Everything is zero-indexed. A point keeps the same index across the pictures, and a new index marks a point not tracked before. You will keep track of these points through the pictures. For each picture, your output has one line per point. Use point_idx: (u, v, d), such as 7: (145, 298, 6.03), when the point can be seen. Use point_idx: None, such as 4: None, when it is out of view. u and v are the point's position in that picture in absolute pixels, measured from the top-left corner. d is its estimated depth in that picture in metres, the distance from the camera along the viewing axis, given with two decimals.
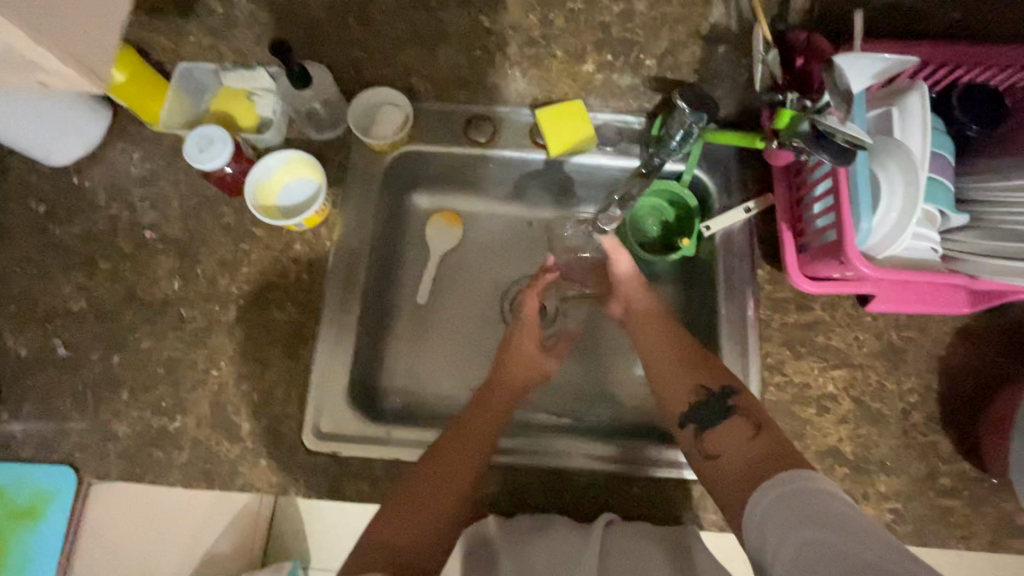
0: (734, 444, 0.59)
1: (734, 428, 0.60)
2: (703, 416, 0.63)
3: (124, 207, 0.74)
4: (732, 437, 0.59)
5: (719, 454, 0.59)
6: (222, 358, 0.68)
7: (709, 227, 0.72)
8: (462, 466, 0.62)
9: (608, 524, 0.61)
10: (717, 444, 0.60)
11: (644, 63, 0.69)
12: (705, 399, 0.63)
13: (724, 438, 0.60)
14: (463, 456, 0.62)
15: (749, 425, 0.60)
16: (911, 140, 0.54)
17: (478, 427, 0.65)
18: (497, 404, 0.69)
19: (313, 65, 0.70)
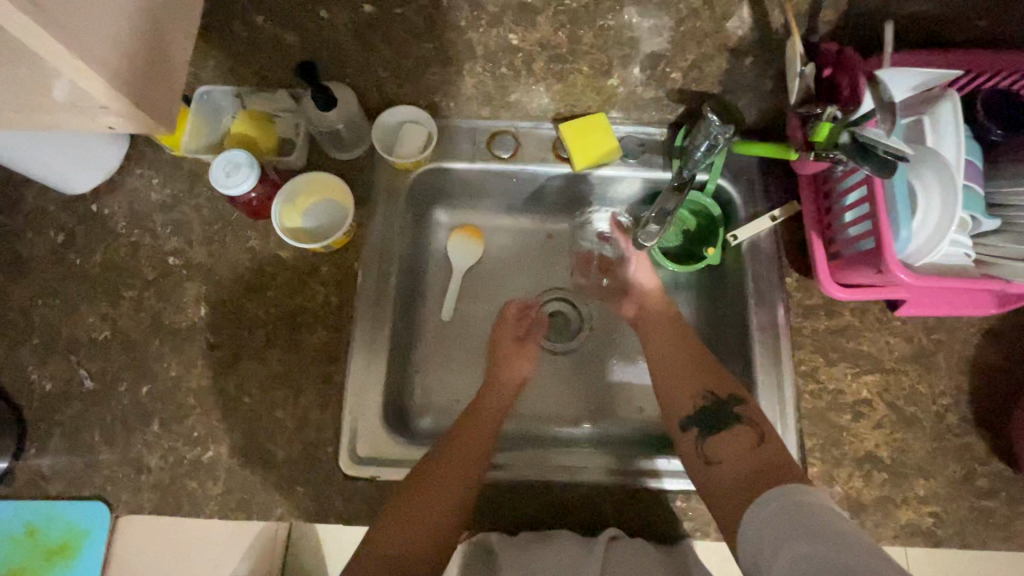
0: (738, 452, 0.60)
1: (740, 437, 0.62)
2: (709, 421, 0.64)
3: (146, 234, 0.72)
4: (737, 447, 0.61)
5: (720, 463, 0.61)
6: (252, 384, 0.67)
7: (736, 236, 0.73)
8: (456, 475, 0.63)
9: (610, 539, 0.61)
10: (717, 451, 0.61)
11: (670, 76, 0.68)
12: (709, 405, 0.65)
13: (726, 448, 0.61)
14: (455, 467, 0.63)
15: (755, 433, 0.61)
16: (945, 148, 0.55)
17: (468, 437, 0.67)
18: (488, 416, 0.70)
19: (337, 86, 0.69)
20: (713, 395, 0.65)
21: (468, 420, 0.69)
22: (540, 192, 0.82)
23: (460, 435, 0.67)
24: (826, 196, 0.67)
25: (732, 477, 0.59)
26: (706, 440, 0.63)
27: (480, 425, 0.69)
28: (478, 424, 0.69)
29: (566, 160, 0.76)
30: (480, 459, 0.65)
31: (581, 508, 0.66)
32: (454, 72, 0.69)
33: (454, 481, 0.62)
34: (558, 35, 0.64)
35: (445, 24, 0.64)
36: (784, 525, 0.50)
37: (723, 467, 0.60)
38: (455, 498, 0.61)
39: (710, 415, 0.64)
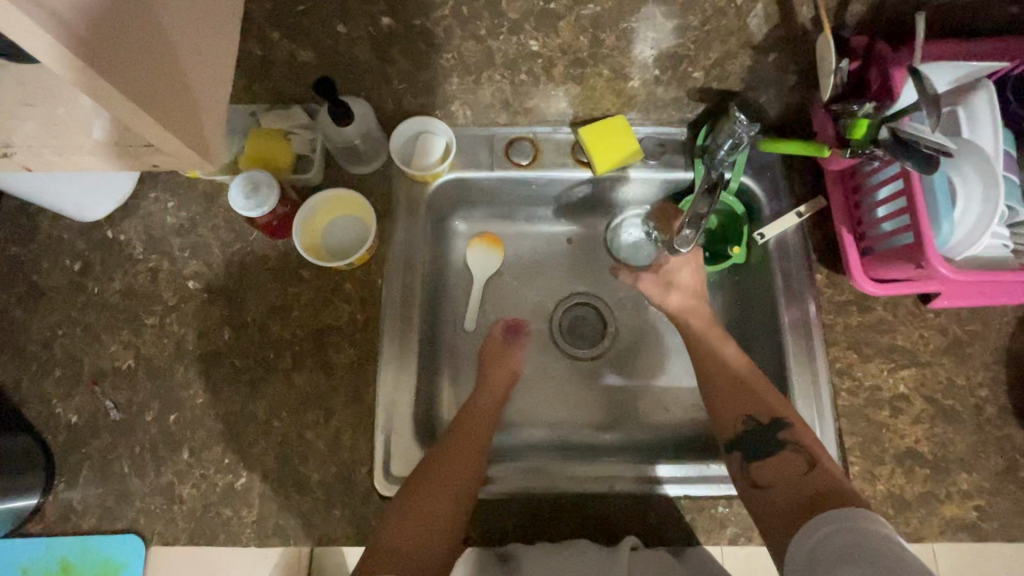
0: (790, 478, 0.59)
1: (787, 464, 0.60)
2: (749, 447, 0.62)
3: (164, 258, 0.71)
4: (785, 474, 0.59)
5: (770, 488, 0.59)
6: (281, 407, 0.66)
7: (763, 233, 0.72)
8: (456, 470, 0.63)
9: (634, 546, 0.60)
10: (771, 479, 0.59)
11: (691, 76, 0.68)
12: (751, 430, 0.63)
13: (775, 473, 0.60)
14: (452, 467, 0.63)
15: (802, 462, 0.59)
16: (981, 140, 0.55)
17: (464, 437, 0.66)
18: (483, 413, 0.70)
19: (353, 99, 0.68)
20: (753, 419, 0.63)
21: (462, 420, 0.69)
22: (561, 197, 0.80)
23: (455, 434, 0.66)
24: (854, 190, 0.67)
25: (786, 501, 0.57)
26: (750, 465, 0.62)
27: (476, 423, 0.69)
28: (473, 423, 0.69)
29: (587, 164, 0.75)
30: (475, 459, 0.65)
31: (581, 505, 0.66)
32: (474, 82, 0.69)
33: (452, 481, 0.62)
34: (580, 40, 0.64)
35: (464, 33, 0.63)
36: (836, 553, 0.49)
37: (775, 493, 0.58)
38: (453, 498, 0.61)
39: (750, 440, 0.63)
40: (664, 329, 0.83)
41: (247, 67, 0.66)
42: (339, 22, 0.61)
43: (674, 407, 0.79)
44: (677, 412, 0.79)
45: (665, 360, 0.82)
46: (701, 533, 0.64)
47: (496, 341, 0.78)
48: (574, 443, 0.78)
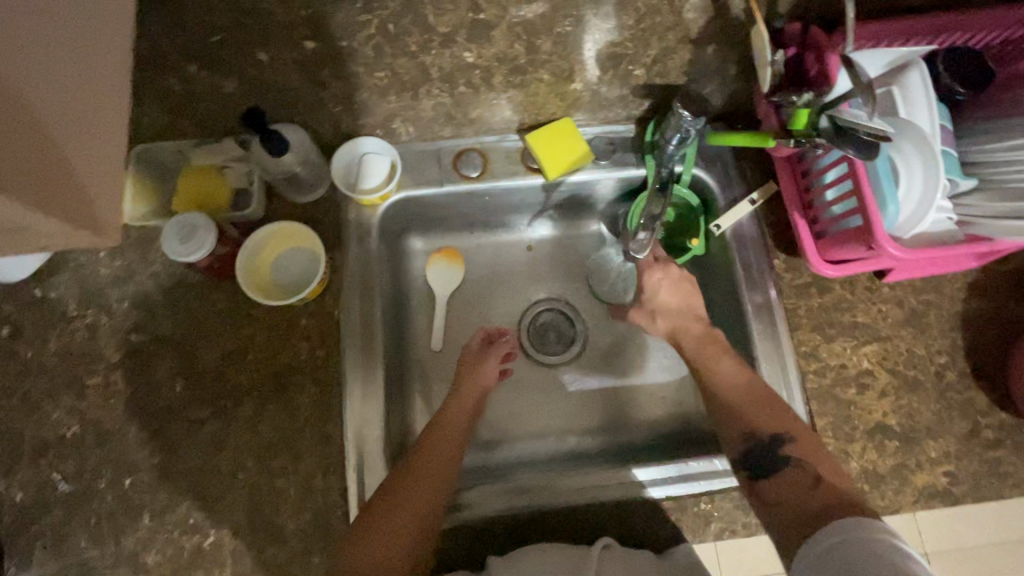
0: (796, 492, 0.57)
1: (793, 477, 0.58)
2: (756, 463, 0.60)
3: (102, 313, 0.67)
4: (792, 489, 0.57)
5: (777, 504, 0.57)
6: (246, 457, 0.63)
7: (719, 224, 0.72)
8: (427, 481, 0.61)
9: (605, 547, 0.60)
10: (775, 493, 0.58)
11: (633, 74, 0.68)
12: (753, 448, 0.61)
13: (781, 488, 0.58)
14: (410, 501, 0.60)
15: (810, 474, 0.58)
16: (917, 118, 0.56)
17: (422, 467, 0.62)
18: (449, 436, 0.66)
19: (285, 126, 0.65)
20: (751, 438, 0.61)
21: (422, 445, 0.65)
22: (516, 206, 0.79)
23: (413, 465, 0.62)
24: (803, 175, 0.67)
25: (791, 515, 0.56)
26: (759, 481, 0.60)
27: (440, 448, 0.65)
28: (435, 449, 0.65)
29: (537, 171, 0.72)
30: (436, 491, 0.61)
31: (565, 519, 0.65)
32: (412, 97, 0.68)
33: (406, 519, 0.59)
34: (515, 46, 0.66)
35: (394, 50, 0.65)
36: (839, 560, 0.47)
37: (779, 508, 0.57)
38: (408, 535, 0.58)
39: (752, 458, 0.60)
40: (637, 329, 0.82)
41: None
42: (261, 51, 0.64)
43: (650, 405, 0.79)
44: (654, 410, 0.79)
45: (638, 357, 0.82)
46: (685, 529, 0.64)
47: (472, 351, 0.75)
48: (556, 454, 0.77)
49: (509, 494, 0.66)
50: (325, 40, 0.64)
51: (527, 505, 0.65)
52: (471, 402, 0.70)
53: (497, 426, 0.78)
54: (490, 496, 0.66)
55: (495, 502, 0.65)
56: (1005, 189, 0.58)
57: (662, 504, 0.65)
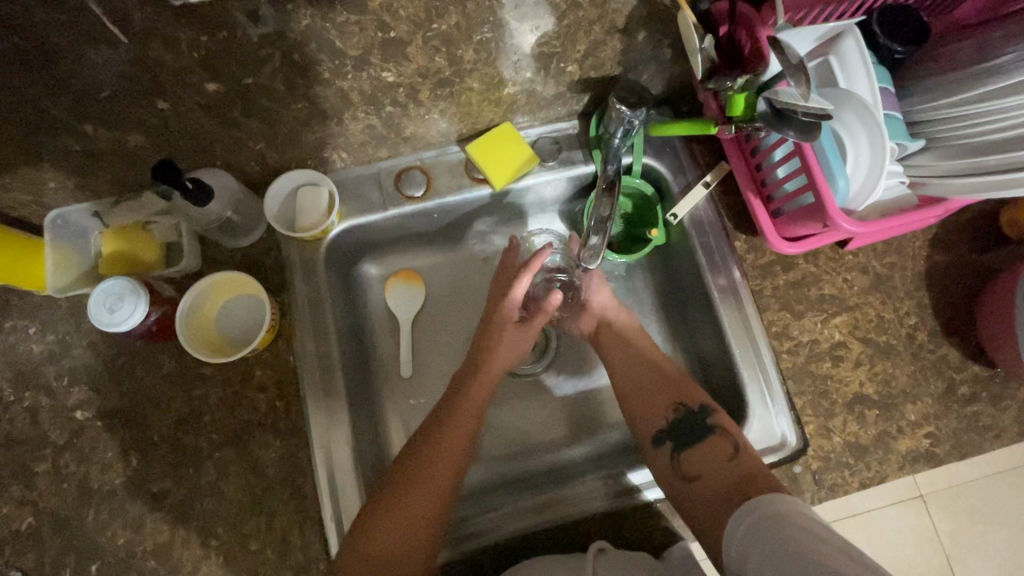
0: (714, 459, 0.60)
1: (714, 449, 0.60)
2: (681, 434, 0.63)
3: (41, 393, 0.62)
4: (711, 459, 0.60)
5: (699, 478, 0.59)
6: (216, 525, 0.60)
7: (675, 214, 0.70)
8: (447, 455, 0.61)
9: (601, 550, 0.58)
10: (695, 465, 0.60)
11: (567, 70, 0.64)
12: (684, 417, 0.63)
13: (700, 460, 0.60)
14: (426, 480, 0.59)
15: (730, 445, 0.60)
16: (858, 86, 0.54)
17: (411, 504, 0.58)
18: (445, 464, 0.61)
19: (207, 172, 0.63)
20: (685, 406, 0.64)
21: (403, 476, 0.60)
22: (467, 218, 0.76)
23: (396, 498, 0.58)
24: (753, 153, 0.65)
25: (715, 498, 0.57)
26: (682, 453, 0.62)
27: (438, 460, 0.61)
28: (427, 479, 0.60)
29: (483, 181, 0.70)
30: (429, 526, 0.58)
31: (558, 534, 0.64)
32: (337, 123, 0.63)
33: (406, 534, 0.57)
34: (436, 60, 0.59)
35: (307, 80, 0.57)
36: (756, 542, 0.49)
37: (698, 483, 0.59)
38: (425, 519, 0.58)
39: (681, 425, 0.63)
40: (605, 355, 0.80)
41: (77, 164, 0.57)
42: (160, 99, 0.54)
43: (619, 405, 0.78)
44: None
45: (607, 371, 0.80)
46: (677, 526, 0.64)
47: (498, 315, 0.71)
48: (546, 467, 0.74)
49: (522, 516, 0.64)
50: (227, 80, 0.54)
51: (531, 525, 0.63)
52: (497, 375, 0.68)
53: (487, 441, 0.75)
54: (501, 519, 0.63)
55: (513, 522, 0.63)
56: (948, 147, 0.57)
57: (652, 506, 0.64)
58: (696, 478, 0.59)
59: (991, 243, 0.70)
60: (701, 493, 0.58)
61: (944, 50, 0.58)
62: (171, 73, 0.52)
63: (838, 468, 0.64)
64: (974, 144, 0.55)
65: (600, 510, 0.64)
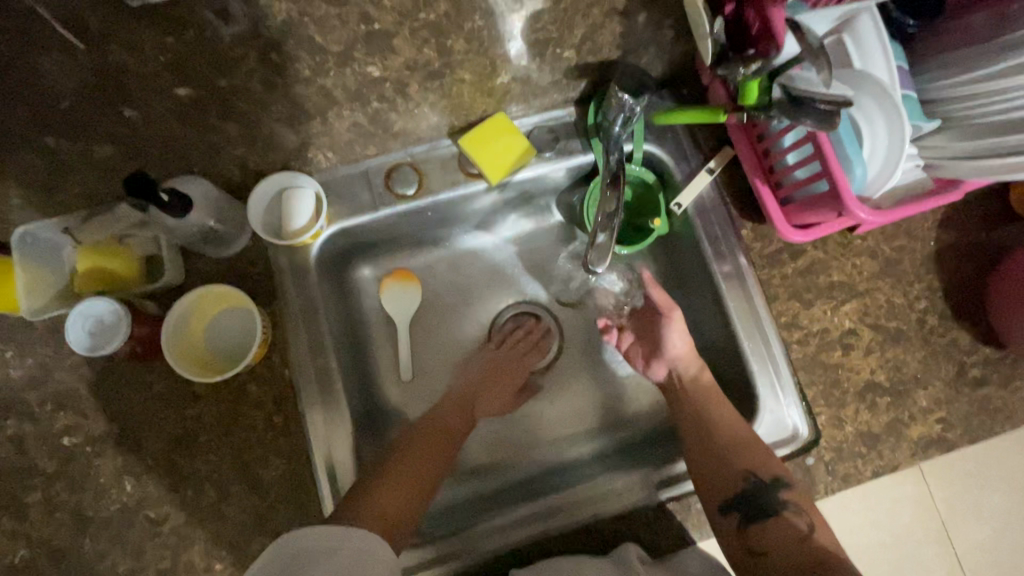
0: (785, 539, 0.57)
1: (783, 526, 0.57)
2: (750, 505, 0.59)
3: (24, 419, 0.59)
4: (783, 535, 0.57)
5: (768, 553, 0.57)
6: (220, 548, 0.58)
7: (679, 203, 0.67)
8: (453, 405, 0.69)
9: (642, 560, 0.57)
10: (765, 539, 0.57)
11: (564, 57, 0.62)
12: (753, 488, 0.59)
13: (769, 536, 0.57)
14: (438, 419, 0.67)
15: (803, 524, 0.57)
16: (873, 66, 0.51)
17: (423, 436, 0.65)
18: (452, 409, 0.69)
19: (183, 180, 0.58)
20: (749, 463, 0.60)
21: (409, 445, 0.64)
22: (461, 214, 0.72)
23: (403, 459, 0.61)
24: (759, 139, 0.63)
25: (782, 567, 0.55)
26: (747, 526, 0.58)
27: (445, 404, 0.69)
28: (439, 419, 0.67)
29: (478, 176, 0.66)
30: (441, 451, 0.64)
31: (570, 535, 0.63)
32: (321, 122, 0.60)
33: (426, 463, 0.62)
34: (425, 52, 0.58)
35: (287, 80, 0.57)
36: None
37: (771, 558, 0.56)
38: (438, 453, 0.64)
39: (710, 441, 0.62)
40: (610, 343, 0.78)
41: None
42: None
43: (623, 399, 0.76)
44: (640, 400, 0.76)
45: (614, 365, 0.77)
46: (692, 529, 0.63)
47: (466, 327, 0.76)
48: (550, 468, 0.73)
49: (514, 527, 0.62)
50: (197, 83, 0.55)
51: (536, 532, 0.62)
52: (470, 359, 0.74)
53: (487, 446, 0.74)
54: (491, 530, 0.62)
55: (494, 538, 0.61)
56: (964, 128, 0.55)
57: (666, 506, 0.63)
58: (763, 558, 0.56)
59: (1001, 223, 0.68)
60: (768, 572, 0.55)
61: (958, 23, 0.55)
62: None
63: (851, 458, 0.63)
64: (991, 123, 0.53)
65: (616, 512, 0.63)
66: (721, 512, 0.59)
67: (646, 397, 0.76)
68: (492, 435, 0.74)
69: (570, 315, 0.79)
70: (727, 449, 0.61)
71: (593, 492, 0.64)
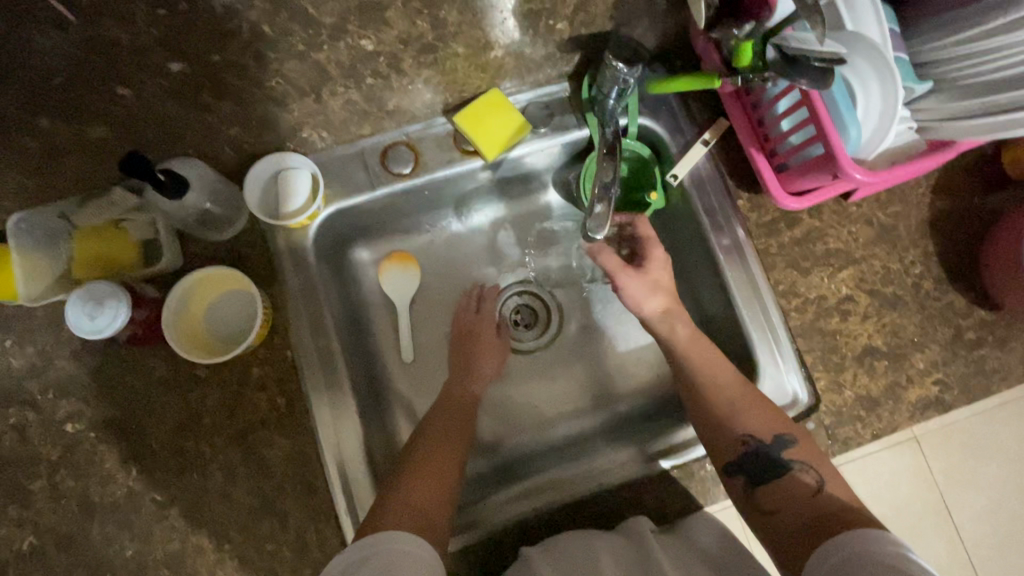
0: (798, 498, 0.56)
1: (794, 484, 0.57)
2: (755, 470, 0.59)
3: (27, 407, 0.59)
4: (792, 494, 0.57)
5: (777, 512, 0.56)
6: (228, 529, 0.58)
7: (675, 175, 0.67)
8: (464, 386, 0.69)
9: (652, 531, 0.59)
10: (775, 500, 0.57)
11: (555, 28, 0.64)
12: (757, 450, 0.59)
13: (779, 495, 0.57)
14: (451, 401, 0.67)
15: (812, 479, 0.57)
16: (866, 29, 0.52)
17: (446, 417, 0.65)
18: (463, 390, 0.69)
19: (178, 161, 0.58)
20: (755, 439, 0.59)
21: (430, 434, 0.63)
22: (457, 193, 0.72)
23: (425, 451, 0.61)
24: (754, 108, 0.63)
25: (793, 523, 0.55)
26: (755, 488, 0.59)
27: (457, 386, 0.69)
28: (451, 400, 0.67)
29: (474, 153, 0.66)
30: (459, 434, 0.64)
31: (577, 506, 0.63)
32: (316, 99, 0.61)
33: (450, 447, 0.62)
34: (419, 24, 0.62)
35: (279, 53, 0.60)
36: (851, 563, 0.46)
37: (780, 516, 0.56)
38: (458, 435, 0.64)
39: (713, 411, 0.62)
40: (610, 319, 0.78)
41: None
42: None
43: (626, 373, 0.77)
44: (641, 374, 0.77)
45: (615, 340, 0.78)
46: (697, 496, 0.63)
47: (469, 306, 0.75)
48: (554, 444, 0.73)
49: (521, 500, 0.63)
50: (191, 58, 0.58)
51: (543, 504, 0.63)
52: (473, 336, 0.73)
53: (493, 423, 0.74)
54: (508, 503, 0.63)
55: (506, 509, 0.62)
56: (959, 89, 0.55)
57: (669, 474, 0.64)
58: (775, 516, 0.56)
59: (994, 186, 0.69)
60: (779, 533, 0.55)
61: None
62: None
63: (850, 422, 0.64)
64: (985, 82, 0.54)
65: (621, 483, 0.64)
66: (727, 474, 0.60)
67: (647, 371, 0.77)
68: (498, 411, 0.74)
69: (570, 291, 0.79)
70: (735, 418, 0.60)
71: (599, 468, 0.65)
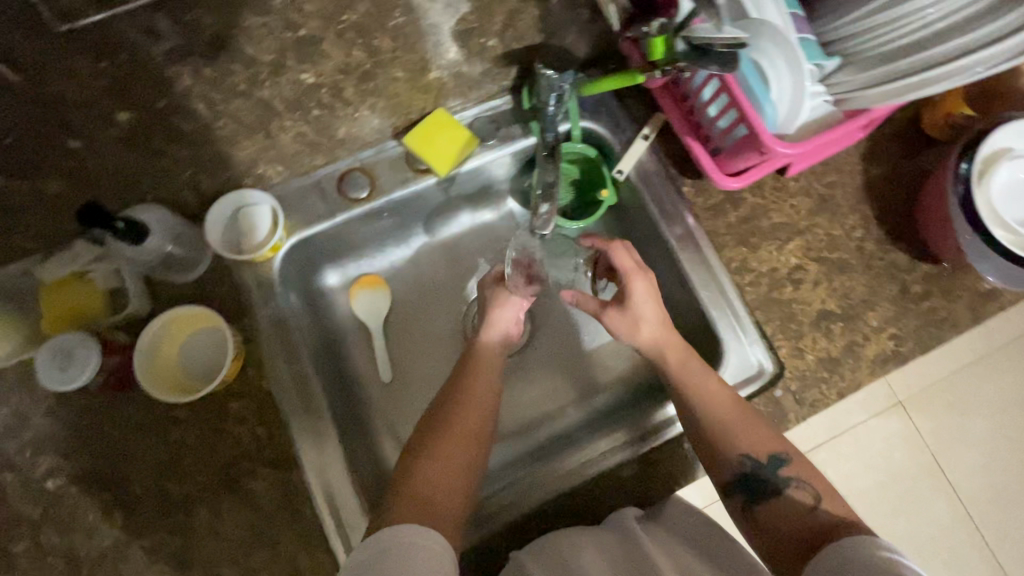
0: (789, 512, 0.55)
1: (794, 503, 0.55)
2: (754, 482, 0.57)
3: (4, 469, 0.59)
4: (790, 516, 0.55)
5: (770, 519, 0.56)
6: (219, 566, 0.58)
7: (620, 170, 0.71)
8: (480, 392, 0.61)
9: (637, 518, 0.60)
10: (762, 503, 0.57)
11: (488, 45, 0.65)
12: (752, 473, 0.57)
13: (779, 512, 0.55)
14: (466, 406, 0.60)
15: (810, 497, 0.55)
16: (768, 13, 0.55)
17: (453, 419, 0.58)
18: (477, 391, 0.61)
19: (138, 210, 0.60)
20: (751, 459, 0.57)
21: (434, 442, 0.56)
22: (416, 211, 0.74)
23: (426, 455, 0.55)
24: (683, 99, 0.67)
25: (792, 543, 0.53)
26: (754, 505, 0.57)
27: (474, 388, 0.61)
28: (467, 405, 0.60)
29: (427, 171, 0.69)
30: (471, 437, 0.58)
31: (565, 499, 0.64)
32: (266, 135, 0.62)
33: (456, 454, 0.55)
34: (354, 53, 0.61)
35: (223, 95, 0.59)
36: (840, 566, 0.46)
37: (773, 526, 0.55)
38: (470, 438, 0.57)
39: None
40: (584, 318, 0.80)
41: None
42: (71, 138, 0.56)
43: (601, 367, 0.79)
44: (617, 365, 0.79)
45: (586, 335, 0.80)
46: (680, 475, 0.65)
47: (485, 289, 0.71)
48: (540, 443, 0.75)
49: (509, 499, 0.63)
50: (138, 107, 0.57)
51: (532, 502, 0.64)
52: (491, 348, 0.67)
53: None
54: (515, 494, 0.64)
55: (494, 510, 0.63)
56: (863, 60, 0.60)
57: (649, 457, 0.66)
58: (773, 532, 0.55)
59: (919, 146, 0.73)
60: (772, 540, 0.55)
61: None
62: (81, 110, 0.56)
63: (816, 385, 0.66)
64: (887, 51, 0.58)
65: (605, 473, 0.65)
66: (727, 494, 0.59)
67: (621, 362, 0.79)
68: None
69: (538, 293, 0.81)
70: None
71: (585, 460, 0.65)
